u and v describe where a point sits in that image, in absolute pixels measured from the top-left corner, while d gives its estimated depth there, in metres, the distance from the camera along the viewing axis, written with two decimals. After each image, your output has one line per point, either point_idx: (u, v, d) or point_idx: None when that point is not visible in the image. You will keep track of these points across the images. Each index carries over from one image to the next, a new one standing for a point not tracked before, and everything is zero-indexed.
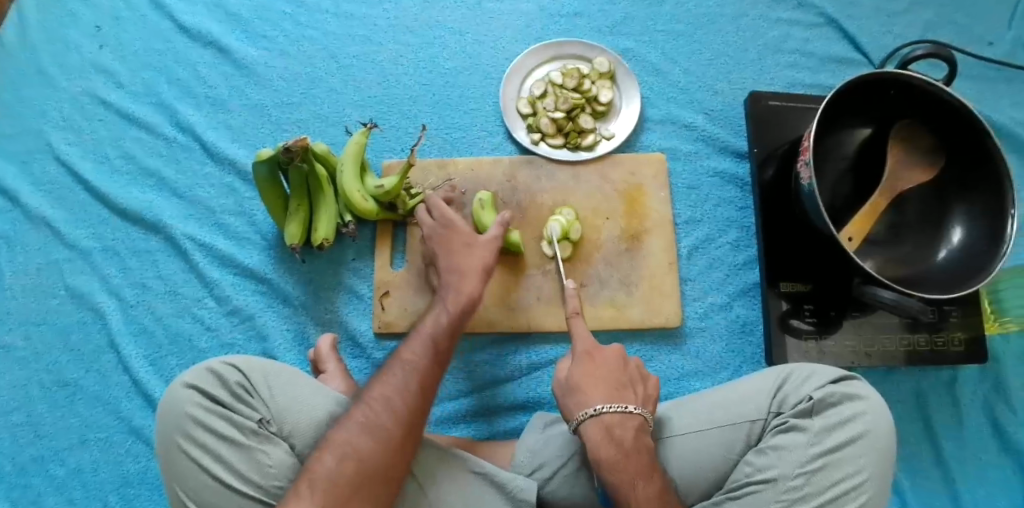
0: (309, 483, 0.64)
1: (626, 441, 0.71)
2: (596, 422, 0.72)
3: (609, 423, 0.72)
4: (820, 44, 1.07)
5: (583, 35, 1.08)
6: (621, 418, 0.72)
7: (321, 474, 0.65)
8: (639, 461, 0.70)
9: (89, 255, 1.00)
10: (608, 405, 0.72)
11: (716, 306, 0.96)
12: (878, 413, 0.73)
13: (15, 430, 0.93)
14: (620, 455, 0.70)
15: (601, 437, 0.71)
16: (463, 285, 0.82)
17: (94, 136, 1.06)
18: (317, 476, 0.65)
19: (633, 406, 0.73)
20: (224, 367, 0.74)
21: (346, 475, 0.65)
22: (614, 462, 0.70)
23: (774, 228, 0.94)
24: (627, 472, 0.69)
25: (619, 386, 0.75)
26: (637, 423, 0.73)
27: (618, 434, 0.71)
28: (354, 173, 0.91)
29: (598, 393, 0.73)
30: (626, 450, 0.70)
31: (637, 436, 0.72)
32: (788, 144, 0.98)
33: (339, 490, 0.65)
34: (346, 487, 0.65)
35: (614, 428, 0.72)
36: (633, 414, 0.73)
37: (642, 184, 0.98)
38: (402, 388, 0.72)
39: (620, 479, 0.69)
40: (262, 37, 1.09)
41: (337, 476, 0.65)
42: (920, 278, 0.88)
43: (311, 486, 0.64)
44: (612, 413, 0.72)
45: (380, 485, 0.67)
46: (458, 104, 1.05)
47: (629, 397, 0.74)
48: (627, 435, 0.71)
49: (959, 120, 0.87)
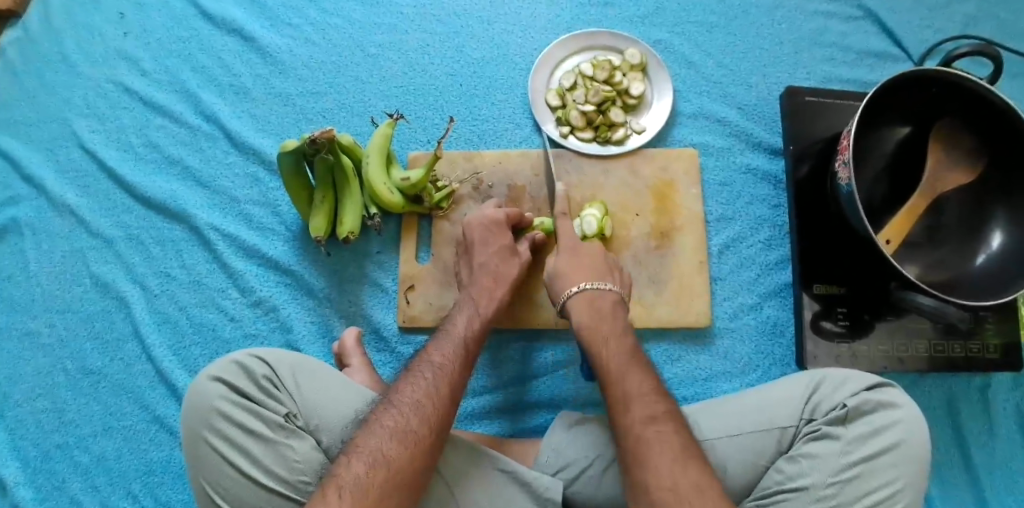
0: (337, 488, 0.62)
1: (605, 310, 0.78)
2: (583, 296, 0.79)
3: (590, 297, 0.79)
4: (858, 38, 1.04)
5: (614, 26, 1.06)
6: (601, 295, 0.79)
7: (349, 479, 0.62)
8: (614, 325, 0.76)
9: (113, 244, 1.00)
10: (590, 285, 0.80)
11: (746, 307, 0.94)
12: (913, 422, 0.70)
13: (41, 416, 0.93)
14: (598, 320, 0.77)
15: (585, 309, 0.78)
16: (491, 286, 0.83)
17: (118, 123, 1.05)
18: (345, 480, 0.62)
19: (610, 285, 0.81)
20: (251, 359, 0.73)
21: (376, 481, 0.62)
22: (594, 328, 0.76)
23: (810, 234, 0.92)
24: (601, 332, 0.76)
25: (603, 271, 0.82)
26: (614, 299, 0.80)
27: (600, 304, 0.78)
28: (379, 164, 0.89)
29: (582, 275, 0.81)
30: (605, 317, 0.77)
31: (615, 308, 0.79)
32: (824, 141, 0.95)
33: (369, 498, 0.61)
34: (376, 493, 0.62)
35: (599, 297, 0.79)
36: (610, 291, 0.80)
37: (672, 180, 0.96)
38: (432, 392, 0.69)
39: (596, 337, 0.75)
40: (286, 25, 1.07)
41: (366, 482, 0.62)
42: (958, 282, 0.86)
43: (341, 494, 0.61)
44: (593, 289, 0.79)
45: (410, 492, 0.64)
46: (486, 95, 1.03)
47: (611, 280, 0.82)
48: (608, 306, 0.78)
49: (1003, 120, 0.84)
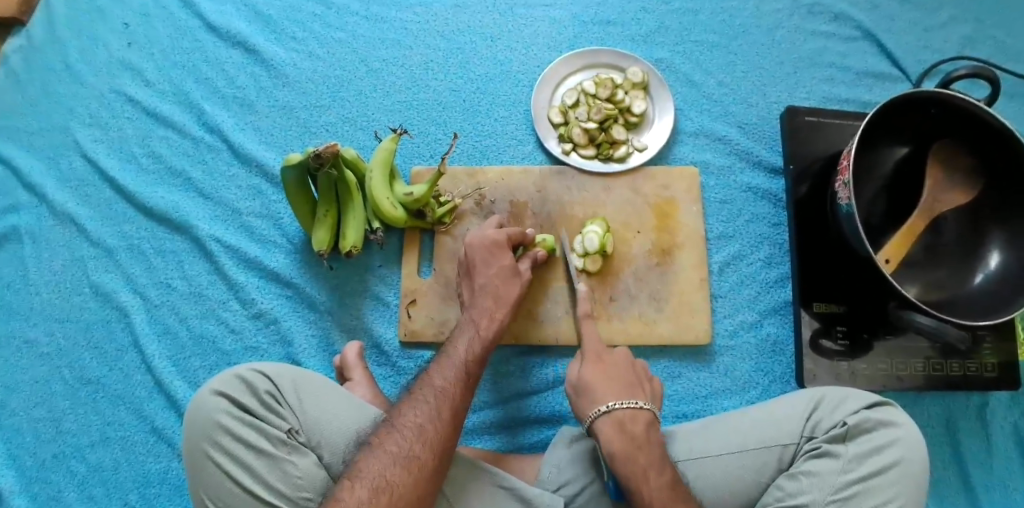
0: None
1: (638, 434, 0.72)
2: (610, 417, 0.73)
3: (622, 418, 0.73)
4: (857, 58, 1.06)
5: (616, 44, 1.07)
6: (634, 411, 0.74)
7: (352, 504, 0.62)
8: (649, 452, 0.71)
9: (114, 253, 1.00)
10: (619, 402, 0.74)
11: (746, 324, 0.94)
12: (913, 441, 0.70)
13: (38, 426, 0.93)
14: (632, 447, 0.71)
15: (613, 433, 0.72)
16: (495, 308, 0.83)
17: (121, 133, 1.06)
18: (348, 505, 0.62)
19: (641, 401, 0.75)
20: (253, 374, 0.73)
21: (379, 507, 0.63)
22: (628, 452, 0.70)
23: (809, 253, 0.93)
24: (639, 463, 0.69)
25: (631, 385, 0.77)
26: (647, 418, 0.74)
27: (631, 428, 0.72)
28: (383, 180, 0.90)
29: (612, 393, 0.75)
30: (638, 443, 0.71)
31: (648, 430, 0.73)
32: (824, 160, 0.96)
33: None
34: None
35: (627, 421, 0.73)
36: (642, 409, 0.74)
37: (673, 198, 0.97)
38: (435, 416, 0.69)
39: (635, 470, 0.69)
40: (291, 38, 1.08)
41: (369, 507, 0.62)
42: (956, 303, 0.87)
43: None
44: (625, 409, 0.73)
45: None
46: (489, 110, 1.04)
47: (639, 393, 0.76)
48: (639, 429, 0.72)
49: (1002, 142, 0.85)
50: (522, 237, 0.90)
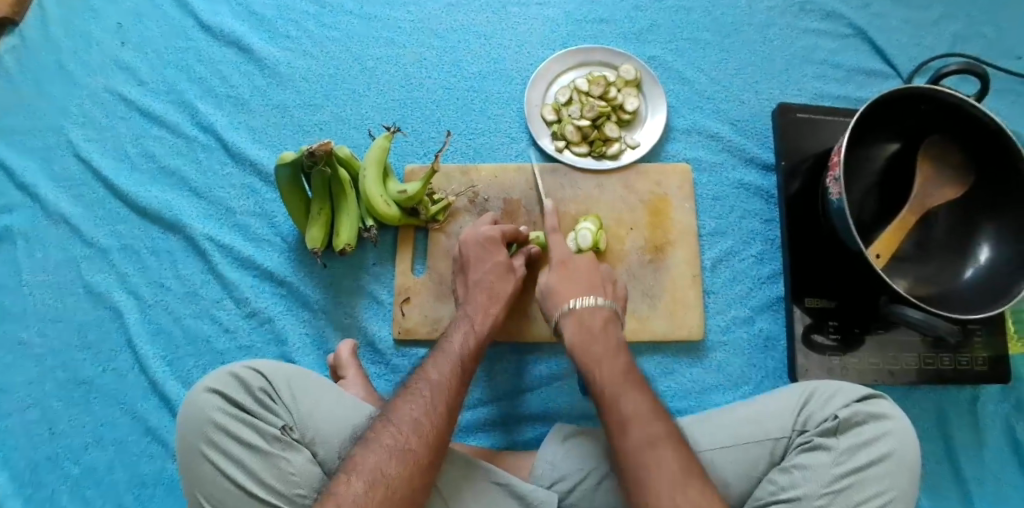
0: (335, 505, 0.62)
1: (594, 327, 0.77)
2: (572, 315, 0.79)
3: (582, 315, 0.78)
4: (848, 55, 1.06)
5: (609, 42, 1.07)
6: (594, 308, 0.79)
7: (347, 498, 0.62)
8: (617, 368, 0.72)
9: (107, 253, 1.00)
10: (580, 300, 0.80)
11: (739, 320, 0.95)
12: (903, 434, 0.71)
13: (32, 427, 0.93)
14: (589, 338, 0.76)
15: (574, 327, 0.78)
16: (490, 305, 0.84)
17: (114, 133, 1.05)
18: (343, 498, 0.62)
19: (600, 299, 0.80)
20: (247, 371, 0.74)
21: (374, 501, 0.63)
22: (585, 343, 0.76)
23: (801, 249, 0.93)
24: (594, 350, 0.74)
25: (592, 284, 0.82)
26: (605, 314, 0.79)
27: (589, 323, 0.78)
28: (376, 177, 0.90)
29: (574, 294, 0.81)
30: (596, 334, 0.76)
31: (606, 325, 0.78)
32: (815, 157, 0.96)
33: None
34: None
35: (587, 318, 0.78)
36: (602, 306, 0.79)
37: (666, 194, 0.98)
38: (430, 411, 0.70)
39: (590, 356, 0.74)
40: (284, 37, 1.08)
41: (365, 500, 0.62)
42: (947, 298, 0.87)
43: None
44: (587, 330, 0.77)
45: None
46: (482, 109, 1.04)
47: (601, 293, 0.81)
48: (617, 369, 0.72)
49: (992, 138, 0.86)
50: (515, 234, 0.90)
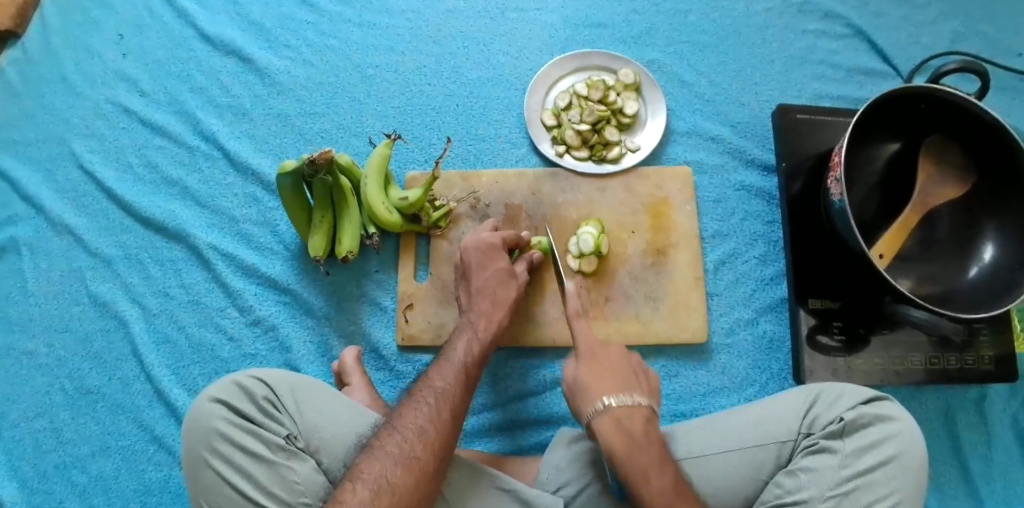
0: None
1: (636, 431, 0.71)
2: (608, 415, 0.73)
3: (620, 417, 0.72)
4: (847, 55, 1.06)
5: (607, 46, 1.08)
6: (632, 409, 0.73)
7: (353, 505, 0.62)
8: (650, 451, 0.70)
9: (112, 263, 1.00)
10: (616, 399, 0.73)
11: (742, 321, 0.95)
12: (910, 436, 0.71)
13: (38, 436, 0.93)
14: (630, 444, 0.70)
15: (612, 429, 0.71)
16: (493, 311, 0.84)
17: (117, 143, 1.06)
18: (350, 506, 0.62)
19: (640, 398, 0.75)
20: (251, 381, 0.74)
21: None
22: (628, 451, 0.70)
23: (804, 250, 0.93)
24: (638, 460, 0.69)
25: (628, 379, 0.77)
26: (644, 415, 0.73)
27: (597, 351, 0.79)
28: (378, 185, 0.91)
29: (607, 389, 0.75)
30: (636, 439, 0.71)
31: (646, 428, 0.72)
32: (816, 158, 0.96)
33: None
34: None
35: (594, 344, 0.80)
36: (642, 407, 0.74)
37: (667, 197, 0.98)
38: (435, 418, 0.70)
39: (633, 469, 0.69)
40: (284, 46, 1.09)
41: None
42: (951, 297, 0.87)
43: None
44: (621, 407, 0.73)
45: None
46: (482, 114, 1.05)
47: (637, 390, 0.76)
48: (638, 426, 0.72)
49: (992, 135, 0.85)
50: (517, 239, 0.90)
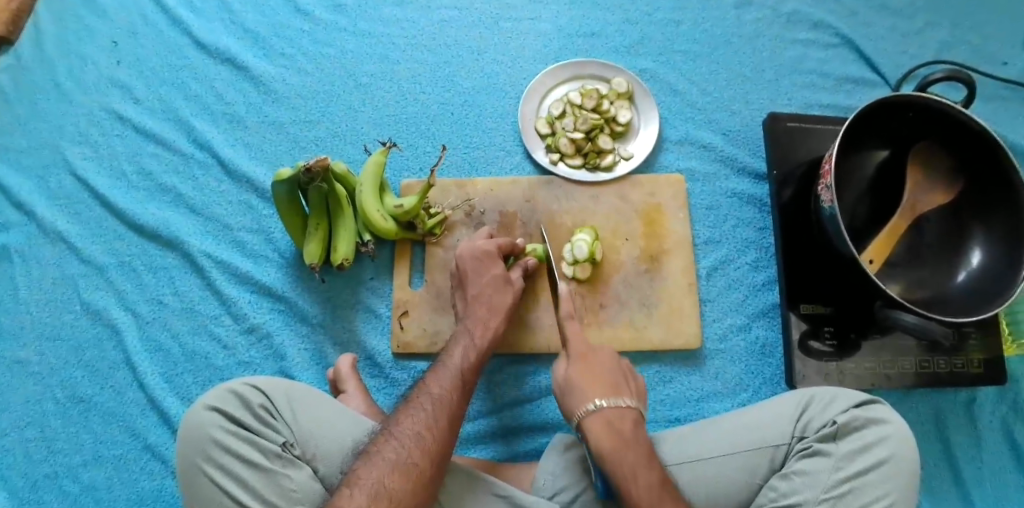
0: None
1: (602, 369, 0.79)
2: (579, 355, 0.80)
3: (588, 355, 0.80)
4: (836, 64, 1.08)
5: (601, 55, 1.09)
6: (599, 350, 0.80)
7: None
8: (610, 385, 0.77)
9: (104, 271, 1.00)
10: (585, 340, 0.81)
11: (735, 327, 0.95)
12: (901, 439, 0.71)
13: (29, 446, 0.93)
14: (595, 379, 0.78)
15: (580, 365, 0.79)
16: (488, 317, 0.84)
17: (110, 151, 1.06)
18: None
19: (607, 340, 0.82)
20: (247, 388, 0.74)
21: None
22: (590, 382, 0.77)
23: (795, 256, 0.94)
24: (599, 392, 0.76)
25: None
26: (610, 356, 0.80)
27: (595, 364, 0.79)
28: (373, 193, 0.91)
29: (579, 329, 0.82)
30: (601, 375, 0.78)
31: (612, 368, 0.79)
32: (807, 165, 0.98)
33: None
34: None
35: (593, 360, 0.79)
36: (608, 349, 0.81)
37: (660, 204, 0.99)
38: (431, 424, 0.70)
39: (595, 398, 0.76)
40: (279, 54, 1.10)
41: None
42: (940, 301, 0.88)
43: None
44: (611, 407, 0.74)
45: None
46: (477, 123, 1.05)
47: None
48: (603, 364, 0.79)
49: (978, 141, 0.87)
50: (512, 246, 0.91)
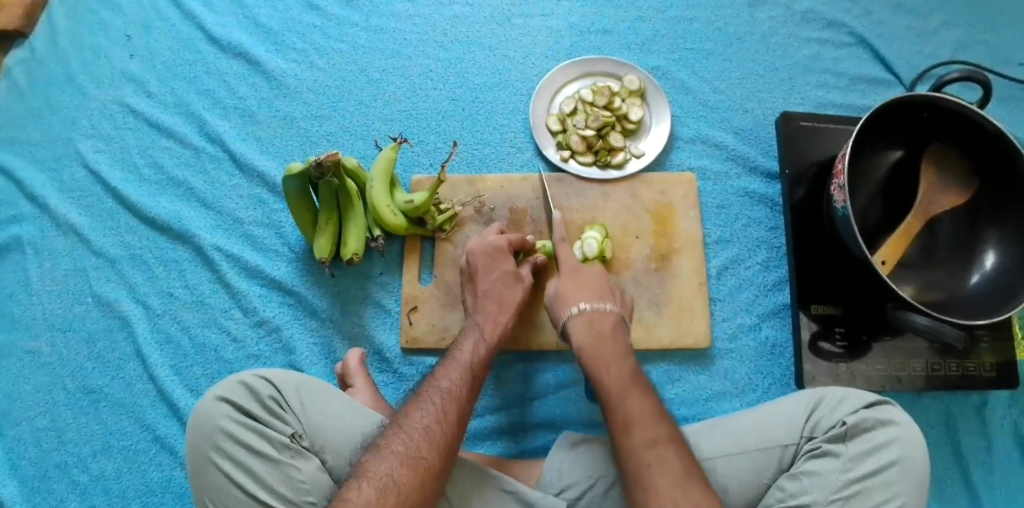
0: None
1: (647, 432, 0.68)
2: (619, 416, 0.70)
3: (628, 414, 0.70)
4: (850, 64, 1.07)
5: (612, 52, 1.08)
6: (640, 408, 0.70)
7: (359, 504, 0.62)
8: (661, 448, 0.67)
9: (115, 263, 1.01)
10: (626, 401, 0.71)
11: (745, 327, 0.95)
12: (912, 440, 0.71)
13: (40, 435, 0.93)
14: (641, 442, 0.67)
15: (622, 428, 0.69)
16: (498, 313, 0.84)
17: (122, 144, 1.07)
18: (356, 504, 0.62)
19: (610, 305, 0.83)
20: (256, 380, 0.74)
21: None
22: (637, 450, 0.67)
23: (807, 256, 0.93)
24: (647, 458, 0.66)
25: (634, 379, 0.74)
26: (654, 411, 0.71)
27: (638, 425, 0.69)
28: (383, 188, 0.91)
29: (613, 387, 0.73)
30: (649, 440, 0.67)
31: (656, 425, 0.69)
32: (819, 165, 0.97)
33: None
34: None
35: (635, 416, 0.70)
36: (649, 403, 0.71)
37: (671, 203, 0.98)
38: (440, 418, 0.70)
39: (642, 466, 0.66)
40: (291, 49, 1.10)
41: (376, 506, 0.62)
42: (953, 304, 0.87)
43: None
44: (634, 414, 0.69)
45: None
46: (487, 119, 1.05)
47: (642, 386, 0.73)
48: (648, 424, 0.69)
49: (994, 143, 0.86)
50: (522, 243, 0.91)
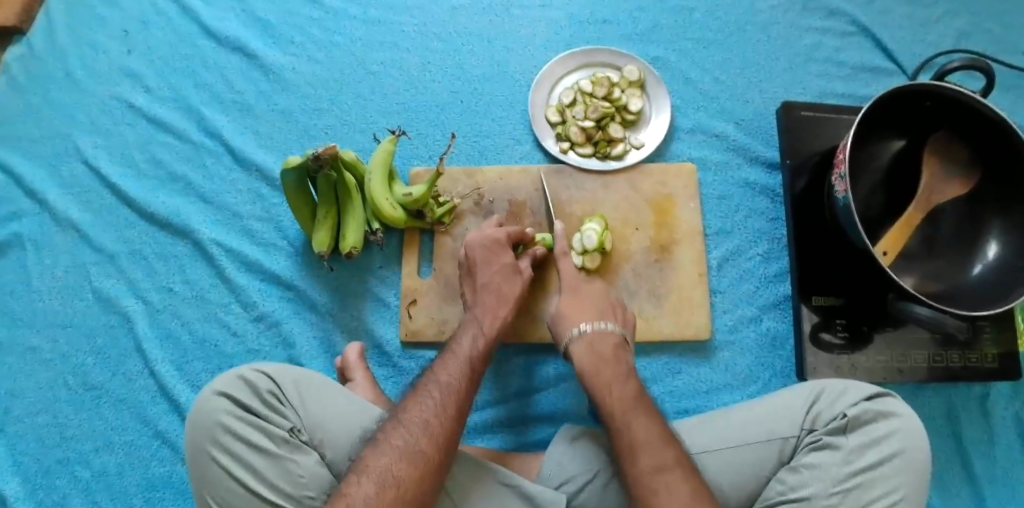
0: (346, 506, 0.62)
1: (605, 352, 0.79)
2: (583, 339, 0.81)
3: (592, 339, 0.80)
4: (852, 53, 1.06)
5: (612, 43, 1.08)
6: (603, 333, 0.81)
7: (358, 499, 0.62)
8: (616, 368, 0.77)
9: (115, 259, 1.00)
10: (591, 324, 0.82)
11: (746, 319, 0.95)
12: (913, 432, 0.70)
13: (42, 431, 0.94)
14: (600, 363, 0.78)
15: (585, 349, 0.80)
16: (497, 306, 0.84)
17: (121, 139, 1.06)
18: (355, 499, 0.62)
19: (610, 323, 0.82)
20: (255, 374, 0.74)
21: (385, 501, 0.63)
22: (596, 369, 0.78)
23: (807, 247, 0.93)
24: (604, 376, 0.76)
25: (603, 310, 0.84)
26: (616, 339, 0.81)
27: (599, 347, 0.80)
28: (382, 181, 0.91)
29: (581, 317, 0.83)
30: (607, 359, 0.78)
31: (616, 350, 0.80)
32: (821, 155, 0.96)
33: None
34: None
35: (598, 341, 0.80)
36: (613, 332, 0.81)
37: (671, 195, 0.98)
38: (439, 412, 0.70)
39: (600, 382, 0.76)
40: (289, 42, 1.09)
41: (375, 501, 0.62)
42: (954, 294, 0.87)
43: None
44: (595, 332, 0.81)
45: None
46: (486, 111, 1.05)
47: (609, 317, 0.84)
48: (608, 347, 0.80)
49: (998, 134, 0.85)
50: (521, 236, 0.90)
